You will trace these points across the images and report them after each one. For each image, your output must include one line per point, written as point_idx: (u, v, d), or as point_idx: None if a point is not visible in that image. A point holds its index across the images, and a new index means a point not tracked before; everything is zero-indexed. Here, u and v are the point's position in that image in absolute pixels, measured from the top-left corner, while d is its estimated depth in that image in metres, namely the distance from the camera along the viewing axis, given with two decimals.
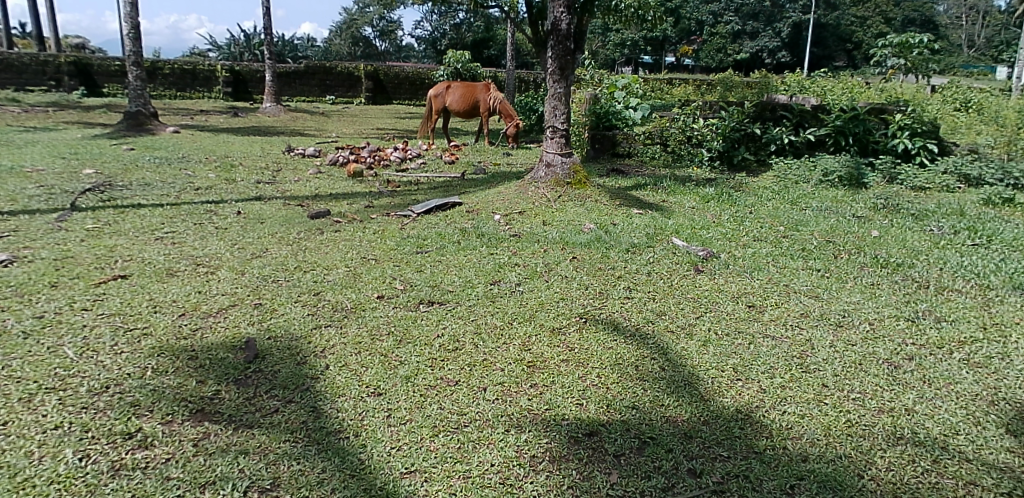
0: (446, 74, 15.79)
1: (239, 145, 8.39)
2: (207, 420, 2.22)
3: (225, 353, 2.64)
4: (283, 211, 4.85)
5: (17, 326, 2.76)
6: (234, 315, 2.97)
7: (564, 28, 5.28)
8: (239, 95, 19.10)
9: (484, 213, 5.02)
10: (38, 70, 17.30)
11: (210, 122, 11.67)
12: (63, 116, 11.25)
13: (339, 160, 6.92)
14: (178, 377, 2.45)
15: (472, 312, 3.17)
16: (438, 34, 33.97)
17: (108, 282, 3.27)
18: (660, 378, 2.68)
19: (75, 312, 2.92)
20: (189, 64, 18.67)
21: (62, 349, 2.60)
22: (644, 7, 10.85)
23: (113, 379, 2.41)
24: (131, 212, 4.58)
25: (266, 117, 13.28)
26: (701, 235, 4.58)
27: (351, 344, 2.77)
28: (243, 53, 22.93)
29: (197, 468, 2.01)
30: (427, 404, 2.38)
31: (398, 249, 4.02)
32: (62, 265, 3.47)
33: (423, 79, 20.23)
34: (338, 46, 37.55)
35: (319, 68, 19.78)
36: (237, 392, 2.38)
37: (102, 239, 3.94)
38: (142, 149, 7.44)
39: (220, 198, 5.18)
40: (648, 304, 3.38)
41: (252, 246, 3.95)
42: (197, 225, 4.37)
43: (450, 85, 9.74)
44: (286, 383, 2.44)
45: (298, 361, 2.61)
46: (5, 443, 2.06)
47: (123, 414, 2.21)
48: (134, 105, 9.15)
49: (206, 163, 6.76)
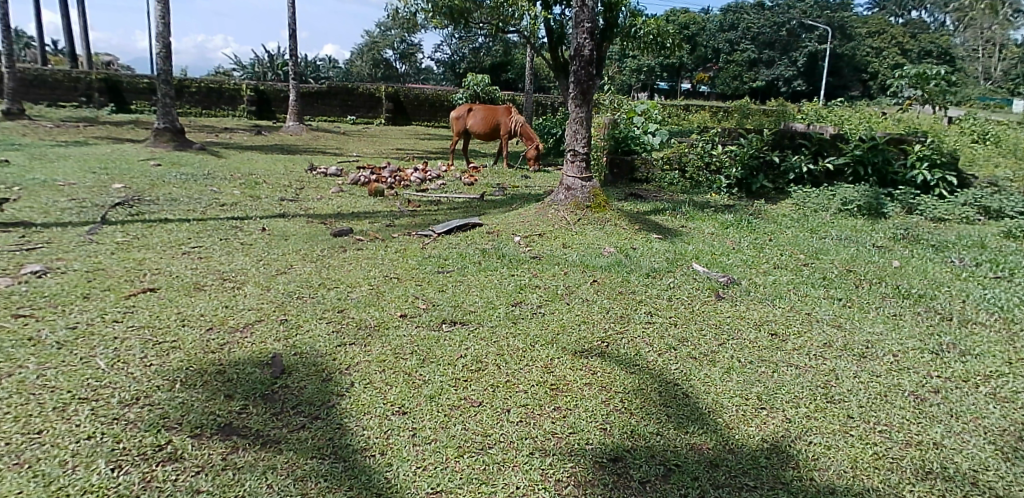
0: (466, 96, 15.99)
1: (263, 162, 8.51)
2: (236, 435, 2.23)
3: (253, 368, 2.65)
4: (307, 229, 4.90)
5: (50, 337, 2.79)
6: (261, 330, 2.99)
7: (588, 53, 5.34)
8: (263, 114, 19.38)
9: (504, 234, 5.04)
10: (71, 86, 17.70)
11: (235, 139, 11.86)
12: (93, 131, 11.48)
13: (361, 180, 7.01)
14: (207, 391, 2.46)
15: (495, 333, 3.17)
16: (457, 57, 34.51)
17: (138, 295, 3.31)
18: (683, 405, 2.66)
19: (106, 323, 2.96)
20: (215, 83, 19.08)
21: (94, 359, 2.63)
22: (663, 34, 11.00)
23: (143, 391, 2.43)
24: (158, 226, 4.66)
25: (289, 136, 13.50)
26: (722, 261, 4.58)
27: (375, 362, 2.77)
28: (267, 73, 23.46)
29: (228, 481, 2.01)
30: (451, 424, 2.38)
31: (419, 268, 4.05)
32: (94, 276, 3.52)
33: (443, 102, 20.60)
34: (359, 67, 38.12)
35: (341, 88, 20.13)
36: (264, 407, 2.39)
37: (131, 252, 4.00)
38: (169, 165, 7.56)
39: (245, 214, 5.24)
40: (670, 330, 3.37)
41: (277, 263, 3.99)
42: (224, 240, 4.43)
43: (472, 107, 9.85)
44: (311, 399, 2.45)
45: (324, 377, 2.62)
46: (40, 452, 2.08)
47: (153, 426, 2.23)
48: (161, 121, 9.30)
49: (233, 179, 6.87)
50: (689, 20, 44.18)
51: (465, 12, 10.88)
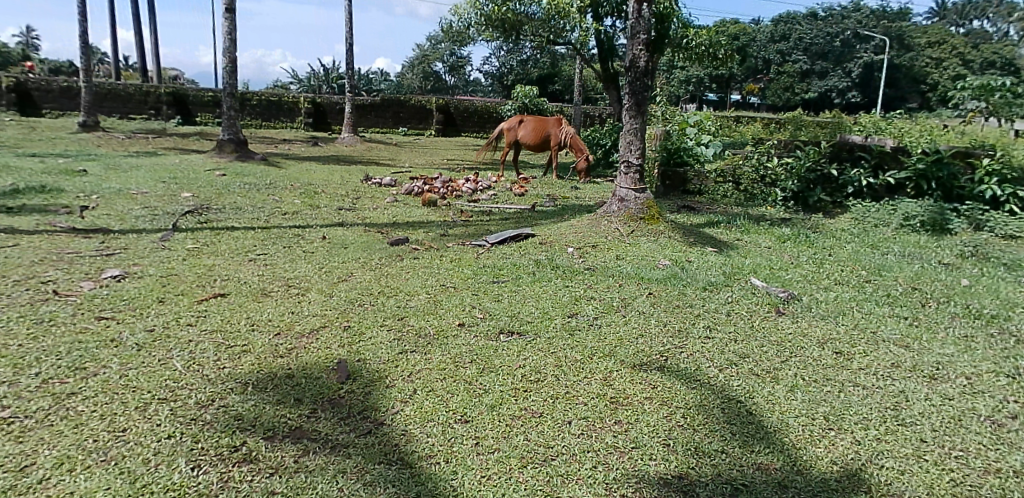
0: (514, 108, 16.10)
1: (321, 173, 8.73)
2: (306, 438, 2.27)
3: (319, 373, 2.71)
4: (364, 237, 4.99)
5: (130, 339, 2.93)
6: (326, 336, 3.05)
7: (643, 64, 5.31)
8: (318, 126, 19.92)
9: (557, 245, 5.04)
10: (141, 100, 18.55)
11: (293, 150, 12.21)
12: (162, 142, 12.00)
13: (414, 190, 7.12)
14: (277, 394, 2.53)
15: (553, 345, 3.15)
16: (505, 69, 34.84)
17: (209, 300, 3.42)
18: (747, 423, 2.59)
19: (181, 326, 3.07)
20: (274, 96, 19.72)
21: (172, 361, 2.73)
22: (715, 45, 10.86)
23: (218, 393, 2.51)
24: (225, 234, 4.82)
25: (344, 147, 13.82)
26: (780, 276, 4.46)
27: (435, 370, 2.80)
28: (322, 86, 24.12)
29: (300, 484, 2.05)
30: (513, 434, 2.38)
31: (474, 278, 4.07)
32: (168, 281, 3.67)
33: (491, 113, 20.77)
34: (409, 80, 38.86)
35: (393, 101, 20.54)
36: (331, 412, 2.43)
37: (201, 258, 4.16)
38: (233, 175, 7.84)
39: (305, 223, 5.38)
40: (730, 345, 3.29)
41: (338, 270, 4.07)
42: (287, 248, 4.56)
43: (523, 118, 9.92)
44: (376, 406, 2.49)
45: (387, 384, 2.65)
46: (125, 449, 2.17)
47: (228, 428, 2.30)
48: (226, 132, 9.66)
49: (293, 189, 7.07)
50: (739, 31, 43.58)
51: (517, 24, 10.98)
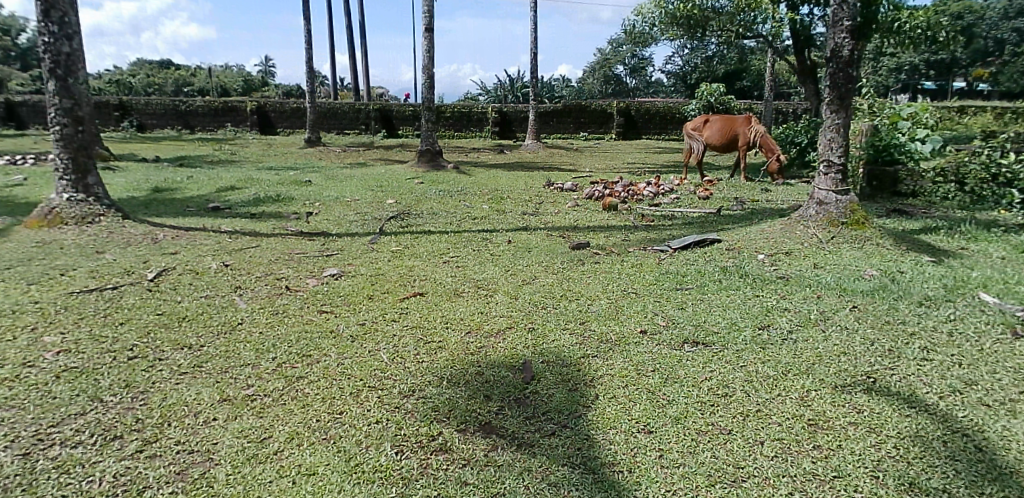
0: (698, 108, 15.50)
1: (507, 178, 9.12)
2: (495, 434, 2.40)
3: (507, 372, 2.84)
4: (548, 241, 5.15)
5: (345, 331, 3.35)
6: (512, 337, 3.19)
7: (847, 54, 4.82)
8: (505, 134, 20.85)
9: (746, 251, 4.76)
10: (354, 116, 20.80)
11: (482, 158, 12.90)
12: (370, 154, 13.36)
13: (595, 194, 7.16)
14: (468, 389, 2.70)
15: (741, 358, 2.98)
16: (689, 68, 33.70)
17: (409, 298, 3.76)
18: (976, 461, 2.24)
19: (387, 321, 3.42)
20: (466, 107, 21.00)
21: (379, 352, 3.07)
22: (937, 26, 9.55)
23: (417, 385, 2.75)
24: (423, 237, 5.25)
25: (528, 154, 14.30)
26: (1020, 291, 3.79)
27: (618, 376, 2.79)
28: (508, 95, 25.20)
29: (489, 478, 2.17)
30: (700, 450, 2.30)
31: (657, 284, 3.99)
32: (376, 280, 4.10)
33: (674, 114, 20.18)
34: (591, 84, 39.18)
35: (575, 106, 20.81)
36: (518, 410, 2.54)
37: (403, 259, 4.58)
38: (430, 182, 8.51)
39: (493, 227, 5.66)
40: (953, 371, 2.86)
41: (523, 274, 4.23)
42: (476, 250, 4.85)
43: (709, 118, 9.52)
44: (560, 408, 2.54)
45: (570, 387, 2.70)
46: (344, 431, 2.49)
47: (426, 418, 2.51)
48: (424, 143, 10.48)
49: (482, 194, 7.52)
50: (967, 7, 37.85)
51: (703, 20, 10.57)
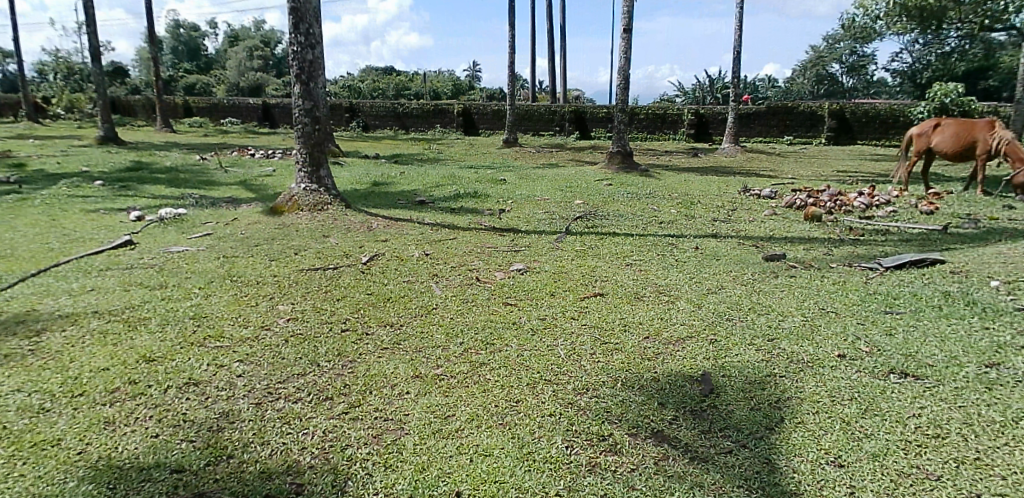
0: (927, 111, 13.74)
1: (698, 182, 8.95)
2: (666, 443, 2.78)
3: (686, 382, 3.27)
4: (737, 250, 5.40)
5: (527, 323, 4.28)
6: (692, 347, 3.65)
7: None
8: (700, 137, 20.13)
9: (975, 277, 4.15)
10: (550, 118, 21.43)
11: (674, 161, 12.64)
12: (563, 154, 13.82)
13: (796, 203, 6.74)
14: (642, 394, 3.20)
15: (960, 397, 2.88)
16: (921, 64, 29.77)
17: (589, 298, 4.63)
18: None
19: (566, 319, 4.29)
20: (661, 109, 20.66)
21: (556, 348, 3.85)
22: None
23: (590, 384, 3.37)
24: (608, 239, 6.13)
25: (723, 158, 13.75)
26: None
27: (809, 401, 2.97)
28: (706, 96, 24.32)
29: (658, 486, 2.53)
30: (899, 494, 2.37)
31: (863, 304, 3.93)
32: (559, 279, 5.10)
33: (898, 117, 18.01)
34: (800, 84, 36.24)
35: (781, 107, 19.38)
36: (694, 423, 2.90)
37: (586, 260, 5.54)
38: (618, 186, 8.73)
39: (680, 233, 6.14)
40: None
41: (708, 282, 4.69)
42: (661, 255, 5.49)
43: (941, 122, 8.32)
44: (741, 427, 2.83)
45: (752, 406, 2.98)
46: (547, 421, 3.07)
47: (597, 418, 3.04)
48: (615, 145, 10.48)
49: (670, 199, 7.76)
50: None
51: (940, 11, 9.36)
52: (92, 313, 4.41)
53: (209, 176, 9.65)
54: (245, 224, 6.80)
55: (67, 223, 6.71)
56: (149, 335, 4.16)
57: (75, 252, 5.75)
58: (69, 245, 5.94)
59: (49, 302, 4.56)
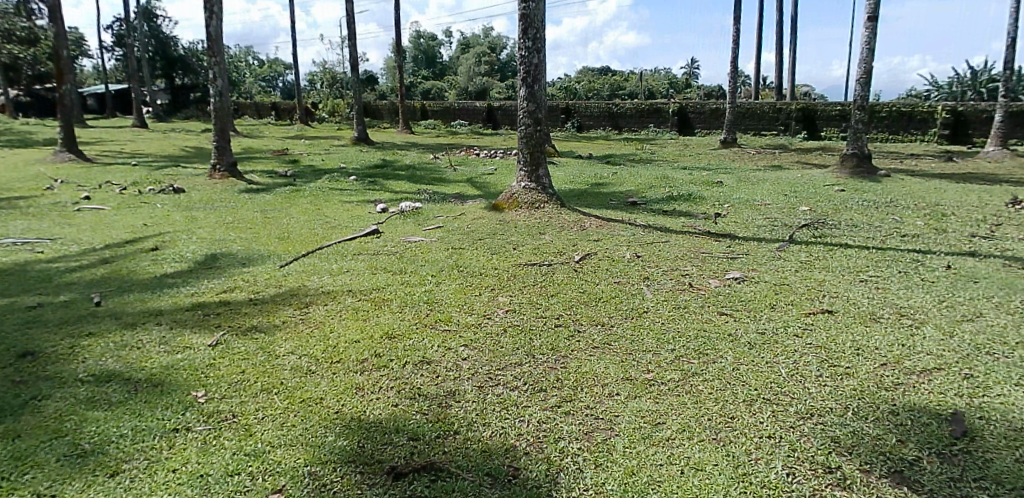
0: None
1: (953, 190, 7.81)
2: (906, 486, 2.71)
3: (933, 420, 3.11)
4: (1002, 271, 4.87)
5: (743, 336, 4.14)
6: (942, 381, 3.43)
7: None
8: (957, 138, 17.27)
9: None
10: (773, 117, 20.07)
11: (923, 166, 11.13)
12: (786, 157, 12.89)
13: None
14: (878, 428, 3.09)
15: None
16: None
17: (816, 314, 4.36)
18: None
19: (788, 336, 4.08)
20: (907, 106, 18.25)
21: (777, 366, 3.72)
22: None
23: (816, 409, 3.27)
24: (838, 251, 5.61)
25: (987, 163, 11.78)
26: None
27: None
28: (967, 92, 20.97)
29: None
30: None
31: None
32: (779, 290, 4.83)
33: None
34: None
35: None
36: (938, 467, 2.79)
37: (812, 272, 5.16)
38: (852, 191, 7.97)
39: (929, 249, 5.44)
40: None
41: (963, 307, 4.30)
42: (903, 273, 4.99)
43: None
44: (1000, 479, 2.70)
45: (1016, 457, 2.82)
46: (766, 441, 3.06)
47: (825, 447, 2.98)
48: (850, 147, 9.47)
49: (917, 208, 6.85)
50: None
51: None
52: (347, 292, 5.12)
53: (440, 174, 10.61)
54: (470, 219, 7.38)
55: (328, 212, 7.82)
56: (390, 314, 4.71)
57: (334, 238, 6.69)
58: (329, 232, 6.93)
59: (315, 280, 5.38)
